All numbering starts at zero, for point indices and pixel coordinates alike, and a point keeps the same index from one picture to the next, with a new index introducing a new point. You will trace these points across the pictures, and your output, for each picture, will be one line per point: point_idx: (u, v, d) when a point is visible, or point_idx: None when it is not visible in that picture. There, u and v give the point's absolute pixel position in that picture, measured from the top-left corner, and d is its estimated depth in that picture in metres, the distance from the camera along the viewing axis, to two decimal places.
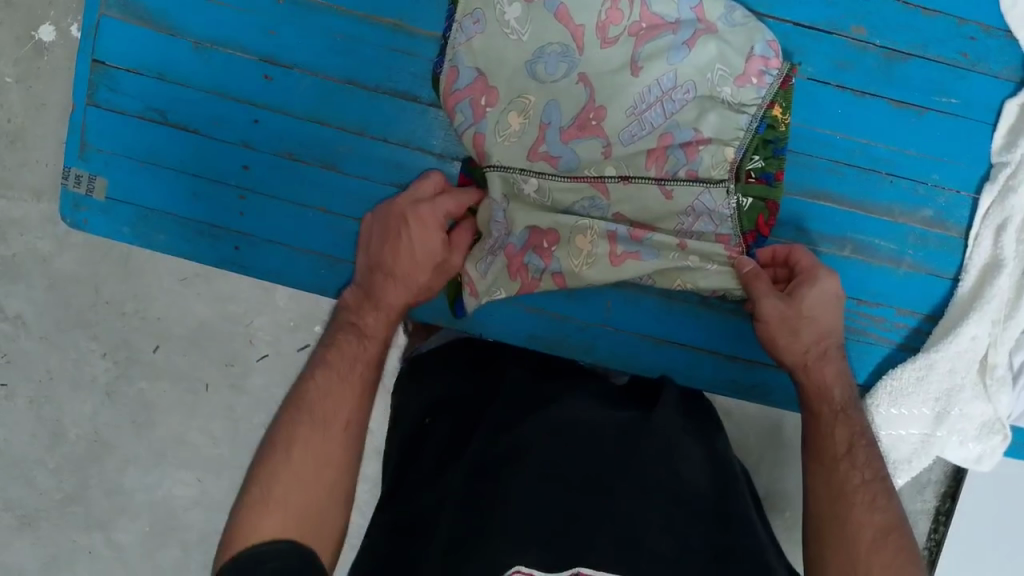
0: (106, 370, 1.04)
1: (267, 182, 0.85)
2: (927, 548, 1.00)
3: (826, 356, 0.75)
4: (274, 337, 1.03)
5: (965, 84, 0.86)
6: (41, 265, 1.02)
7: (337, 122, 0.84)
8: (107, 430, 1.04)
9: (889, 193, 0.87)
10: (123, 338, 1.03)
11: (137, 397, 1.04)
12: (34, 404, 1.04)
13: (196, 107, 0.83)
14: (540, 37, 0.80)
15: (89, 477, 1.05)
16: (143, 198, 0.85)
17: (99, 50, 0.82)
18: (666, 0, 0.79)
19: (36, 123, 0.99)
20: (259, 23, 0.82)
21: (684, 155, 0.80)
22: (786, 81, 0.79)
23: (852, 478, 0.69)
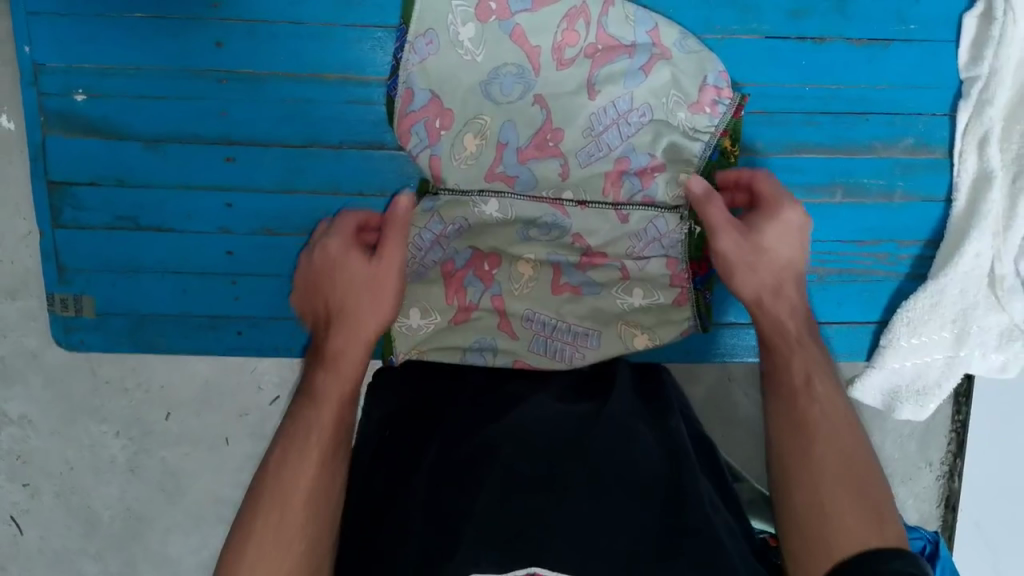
0: (123, 449, 1.01)
1: (255, 263, 0.84)
2: (954, 431, 1.02)
3: None
4: (280, 378, 1.00)
5: (919, 7, 0.85)
6: (32, 361, 0.97)
7: (308, 187, 0.83)
8: (140, 505, 1.02)
9: (869, 131, 0.87)
10: (133, 414, 1.00)
11: (161, 466, 1.01)
12: (60, 497, 1.01)
13: (166, 206, 0.82)
14: (496, 67, 0.79)
15: (134, 555, 1.04)
16: (135, 307, 0.84)
17: (52, 170, 0.80)
18: (622, 22, 0.80)
19: None
20: (206, 107, 0.80)
21: (639, 181, 0.82)
22: (738, 110, 0.81)
23: (821, 452, 0.60)
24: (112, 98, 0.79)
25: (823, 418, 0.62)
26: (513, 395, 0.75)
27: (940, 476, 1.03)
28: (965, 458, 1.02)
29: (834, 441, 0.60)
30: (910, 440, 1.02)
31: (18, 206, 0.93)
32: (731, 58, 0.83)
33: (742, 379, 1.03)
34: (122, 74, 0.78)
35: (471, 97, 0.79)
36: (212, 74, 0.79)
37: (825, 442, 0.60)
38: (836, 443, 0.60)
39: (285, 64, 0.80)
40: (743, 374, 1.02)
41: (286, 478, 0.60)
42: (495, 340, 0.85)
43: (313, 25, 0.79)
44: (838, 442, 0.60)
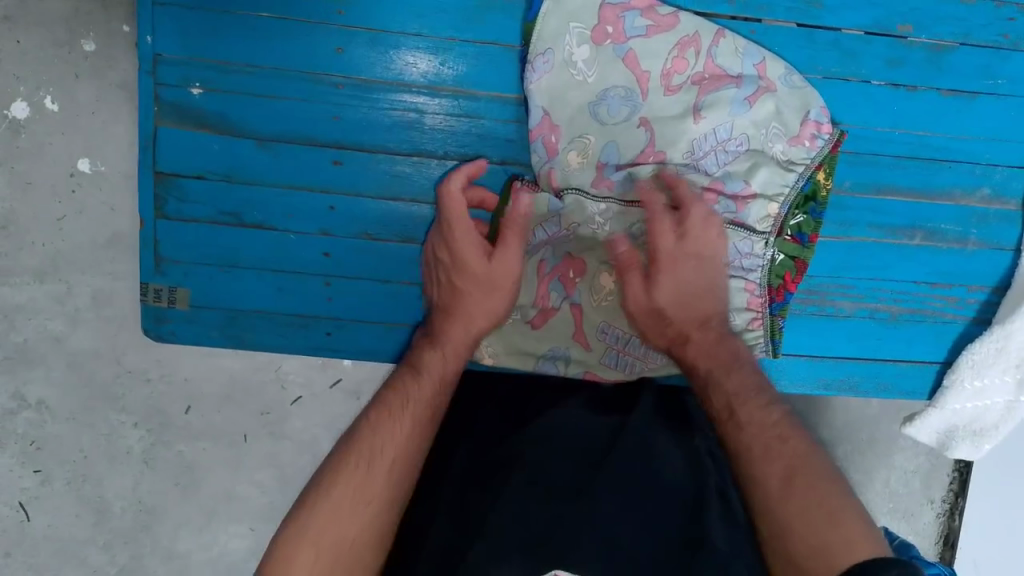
0: (140, 439, 1.00)
1: (351, 265, 0.85)
2: (956, 470, 1.07)
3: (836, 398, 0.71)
4: (305, 379, 1.02)
5: (1007, 63, 0.88)
6: (55, 346, 0.97)
7: (410, 196, 0.84)
8: (153, 498, 1.01)
9: (949, 178, 0.90)
10: (154, 405, 1.00)
11: (177, 459, 1.01)
12: (72, 485, 0.99)
13: (271, 204, 0.83)
14: (607, 88, 0.81)
15: (142, 547, 1.02)
16: (229, 301, 0.84)
17: (160, 160, 0.80)
18: (731, 54, 0.82)
19: (26, 205, 0.93)
20: (322, 110, 0.81)
21: (732, 205, 0.81)
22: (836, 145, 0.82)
23: (776, 470, 0.59)
24: (228, 95, 0.79)
25: (769, 436, 0.62)
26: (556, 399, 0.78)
27: (941, 515, 1.07)
28: (966, 499, 1.06)
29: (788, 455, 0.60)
30: (915, 476, 1.06)
31: (56, 189, 0.93)
32: (831, 98, 0.86)
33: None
34: (240, 72, 0.79)
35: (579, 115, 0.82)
36: (330, 79, 0.80)
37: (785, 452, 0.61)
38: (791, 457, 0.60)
39: (400, 75, 0.81)
40: None
41: (365, 473, 0.58)
42: (568, 350, 0.86)
43: (431, 39, 0.81)
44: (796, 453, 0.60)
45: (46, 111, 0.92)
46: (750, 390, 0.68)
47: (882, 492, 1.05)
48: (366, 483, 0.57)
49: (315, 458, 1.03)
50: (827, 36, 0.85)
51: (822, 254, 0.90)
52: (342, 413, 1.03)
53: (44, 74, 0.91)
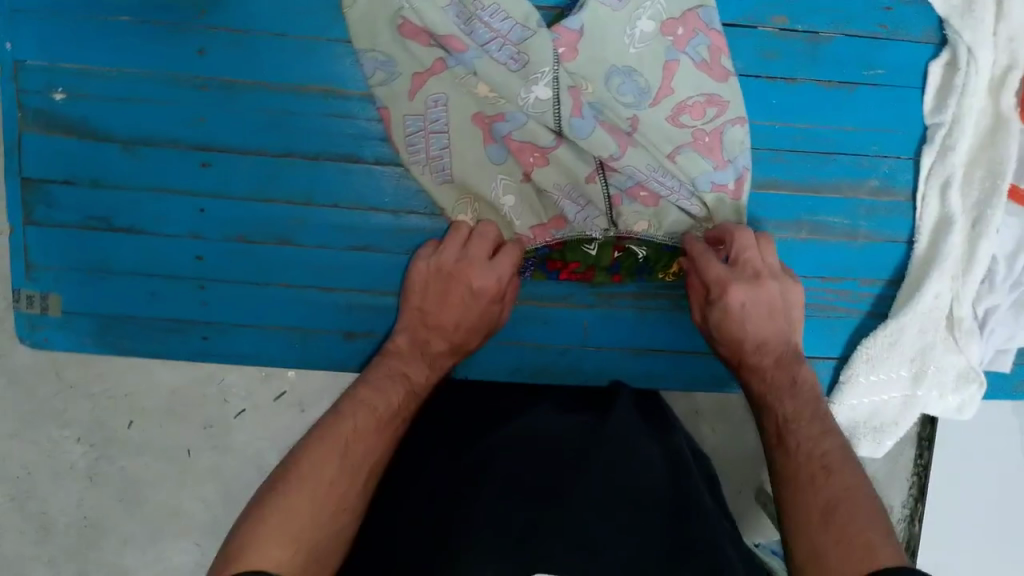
0: (84, 455, 0.98)
1: (223, 268, 0.84)
2: (916, 475, 1.01)
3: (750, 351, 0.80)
4: (247, 392, 0.99)
5: (888, 53, 0.87)
6: None
7: (282, 197, 0.83)
8: (97, 513, 0.99)
9: (835, 170, 0.89)
10: (95, 419, 0.97)
11: (121, 475, 0.98)
12: (16, 501, 0.97)
13: (139, 208, 0.82)
14: (525, 38, 0.79)
15: (87, 564, 1.00)
16: (102, 307, 0.84)
17: (26, 166, 0.80)
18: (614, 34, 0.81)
19: None
20: (186, 112, 0.80)
21: (625, 185, 0.84)
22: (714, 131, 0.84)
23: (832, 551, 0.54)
24: (92, 99, 0.79)
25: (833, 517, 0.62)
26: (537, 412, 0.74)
27: (900, 520, 1.02)
28: (925, 503, 1.01)
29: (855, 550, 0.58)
30: (873, 480, 1.01)
31: None
32: None
33: (707, 415, 1.00)
34: (104, 75, 0.79)
35: (496, 66, 0.79)
36: (193, 81, 0.80)
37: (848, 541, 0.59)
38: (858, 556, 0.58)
39: (264, 75, 0.80)
40: (711, 409, 1.00)
41: (298, 490, 0.63)
42: None
43: (296, 39, 0.80)
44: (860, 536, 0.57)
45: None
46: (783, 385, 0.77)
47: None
48: (329, 483, 0.64)
49: (260, 471, 1.00)
50: None
51: None
52: (287, 427, 1.00)
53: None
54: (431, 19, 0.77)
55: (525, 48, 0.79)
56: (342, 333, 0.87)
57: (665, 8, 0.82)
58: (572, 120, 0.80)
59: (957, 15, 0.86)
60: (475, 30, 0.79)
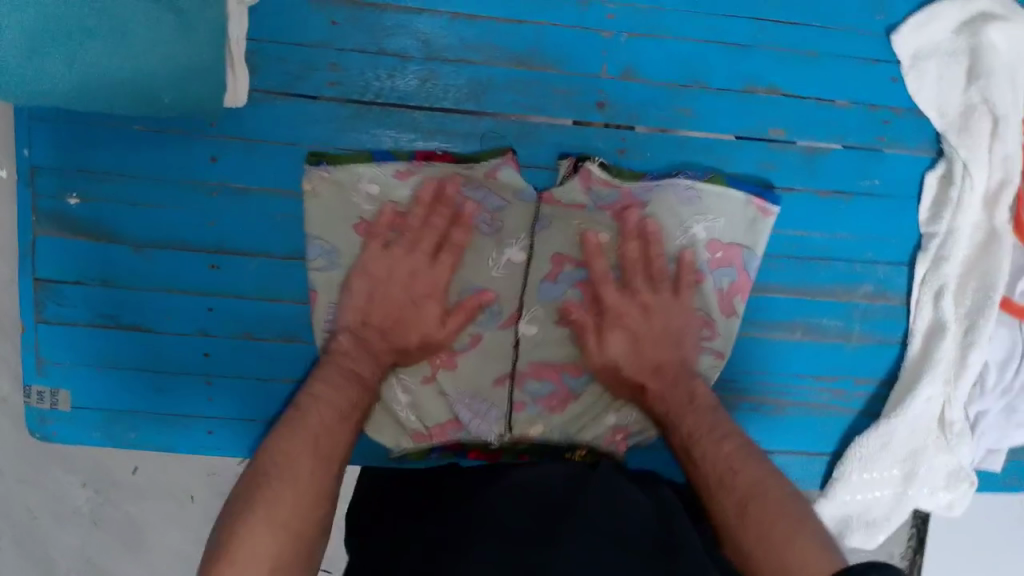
0: (88, 499, 0.99)
1: (230, 365, 0.86)
2: (915, 527, 1.02)
3: (736, 469, 0.69)
4: None
5: (886, 165, 0.89)
6: (1, 407, 0.95)
7: (290, 296, 0.85)
8: (100, 556, 1.00)
9: (830, 275, 0.91)
10: (100, 465, 0.98)
11: (124, 519, 1.00)
12: (17, 543, 0.99)
13: (148, 307, 0.83)
14: (501, 207, 0.84)
15: None
16: (110, 402, 0.85)
17: (38, 267, 0.82)
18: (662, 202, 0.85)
19: None
20: (198, 215, 0.82)
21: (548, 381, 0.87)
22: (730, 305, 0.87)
23: (750, 531, 0.63)
24: (104, 203, 0.81)
25: (760, 528, 0.63)
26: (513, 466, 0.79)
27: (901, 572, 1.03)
28: (924, 553, 1.02)
29: (757, 522, 0.64)
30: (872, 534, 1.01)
31: None
32: None
33: None
34: (115, 180, 0.81)
35: (472, 230, 0.84)
36: (205, 186, 0.82)
37: (773, 567, 0.60)
38: (764, 520, 0.63)
39: (275, 182, 0.83)
40: None
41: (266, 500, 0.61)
42: None
43: (305, 148, 0.82)
44: (747, 489, 0.67)
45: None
46: (745, 454, 0.70)
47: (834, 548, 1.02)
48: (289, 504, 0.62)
49: None
50: (700, 139, 0.86)
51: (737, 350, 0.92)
52: None
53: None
54: (399, 191, 0.83)
55: (501, 215, 0.85)
56: None
57: (720, 227, 0.86)
58: (543, 284, 0.85)
59: (954, 129, 0.88)
60: (452, 201, 0.83)
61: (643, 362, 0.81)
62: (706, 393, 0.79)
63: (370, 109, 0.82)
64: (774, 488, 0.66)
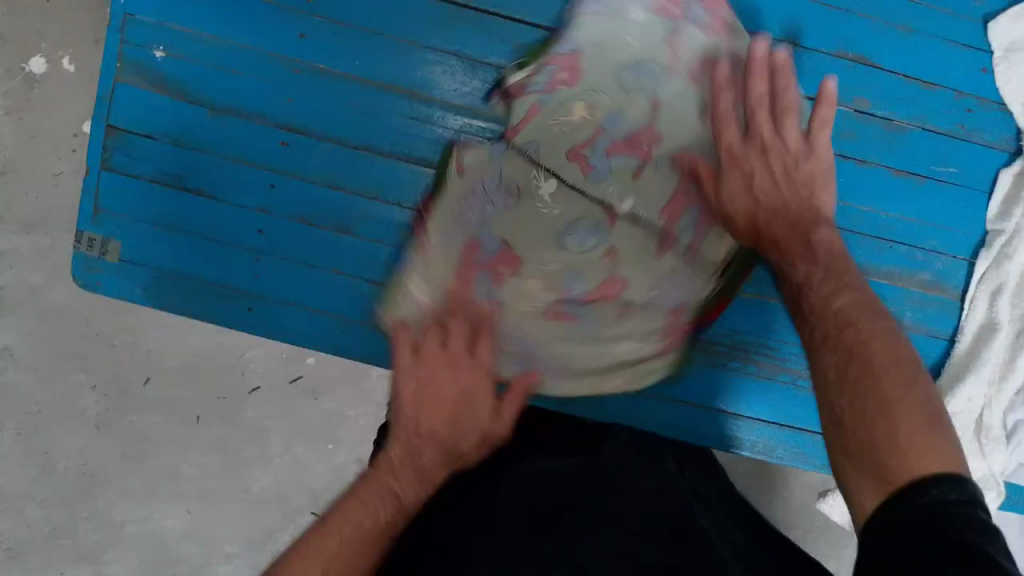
0: (96, 404, 1.02)
1: (281, 245, 0.86)
2: None
3: (851, 324, 0.60)
4: (265, 369, 1.05)
5: (961, 152, 0.89)
6: (29, 297, 1.02)
7: (350, 187, 0.86)
8: (98, 463, 1.02)
9: (892, 257, 0.89)
10: (114, 371, 1.03)
11: (127, 429, 1.03)
12: (21, 436, 1.01)
13: (212, 172, 0.84)
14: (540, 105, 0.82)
15: (79, 510, 1.02)
16: (158, 262, 0.86)
17: (113, 114, 0.83)
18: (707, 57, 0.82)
19: (26, 156, 1.02)
20: (278, 90, 0.84)
21: (692, 222, 0.81)
22: (822, 147, 0.79)
23: (844, 401, 0.56)
24: (190, 62, 0.83)
25: (855, 368, 0.56)
26: (525, 458, 0.72)
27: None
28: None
29: (854, 381, 0.56)
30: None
31: (58, 146, 1.02)
32: None
33: None
34: (205, 41, 0.83)
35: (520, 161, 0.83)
36: (289, 62, 0.84)
37: (870, 402, 0.54)
38: (865, 378, 0.56)
39: (359, 71, 0.85)
40: None
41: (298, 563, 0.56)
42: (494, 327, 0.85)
43: (392, 40, 0.85)
44: (857, 342, 0.58)
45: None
46: (867, 302, 0.62)
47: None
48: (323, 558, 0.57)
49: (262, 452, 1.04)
50: None
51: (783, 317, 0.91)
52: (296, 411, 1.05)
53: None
54: (456, 175, 0.83)
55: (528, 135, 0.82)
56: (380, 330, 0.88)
57: None
58: (591, 167, 0.82)
59: None
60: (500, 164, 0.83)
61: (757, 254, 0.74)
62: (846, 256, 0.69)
63: (464, 12, 0.85)
64: (895, 349, 0.57)
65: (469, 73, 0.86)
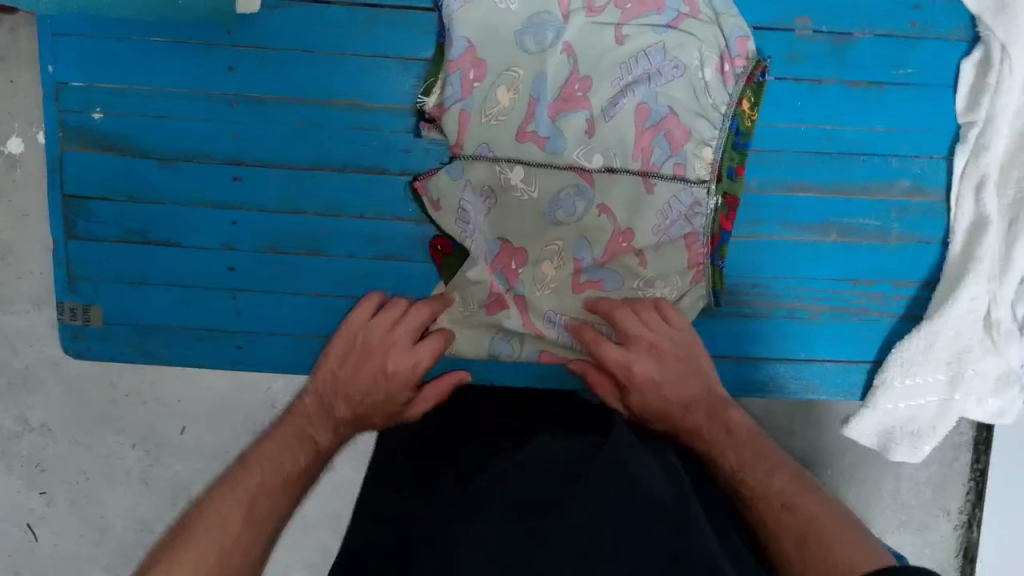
0: (138, 459, 1.02)
1: (256, 279, 0.87)
2: (972, 480, 1.03)
3: (772, 471, 0.67)
4: (297, 397, 1.01)
5: (916, 52, 0.86)
6: (53, 369, 0.99)
7: (311, 208, 0.87)
8: (149, 517, 1.03)
9: (864, 171, 0.88)
10: (148, 425, 1.01)
11: (172, 480, 1.02)
12: (75, 504, 1.02)
13: (173, 220, 0.85)
14: (480, 103, 0.83)
15: (142, 563, 1.03)
16: (140, 318, 0.87)
17: (66, 182, 0.84)
18: (641, 30, 0.84)
19: (21, 237, 0.96)
20: (219, 128, 0.84)
21: (668, 146, 0.84)
22: (751, 78, 0.84)
23: (790, 540, 0.59)
24: (129, 117, 0.83)
25: (795, 535, 0.60)
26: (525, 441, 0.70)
27: (958, 527, 1.04)
28: (983, 508, 1.03)
29: (797, 527, 0.60)
30: (927, 487, 1.03)
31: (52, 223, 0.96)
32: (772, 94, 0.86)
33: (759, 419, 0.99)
34: (138, 93, 0.83)
35: (478, 164, 0.85)
36: (223, 97, 0.84)
37: (813, 553, 0.57)
38: (804, 526, 0.60)
39: (294, 91, 0.84)
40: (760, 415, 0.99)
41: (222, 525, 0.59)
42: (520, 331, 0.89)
43: (320, 54, 0.84)
44: (803, 524, 0.60)
45: (38, 142, 0.95)
46: (752, 459, 0.70)
47: (891, 505, 1.02)
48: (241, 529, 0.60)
49: None
50: None
51: (769, 250, 0.89)
52: None
53: (38, 110, 0.94)
54: (442, 187, 0.85)
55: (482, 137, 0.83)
56: None
57: (709, 52, 0.84)
58: (545, 143, 0.84)
59: (989, 11, 0.84)
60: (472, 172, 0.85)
61: (668, 401, 0.80)
62: (742, 421, 0.76)
63: (383, 12, 0.84)
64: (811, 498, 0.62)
65: (404, 71, 0.85)
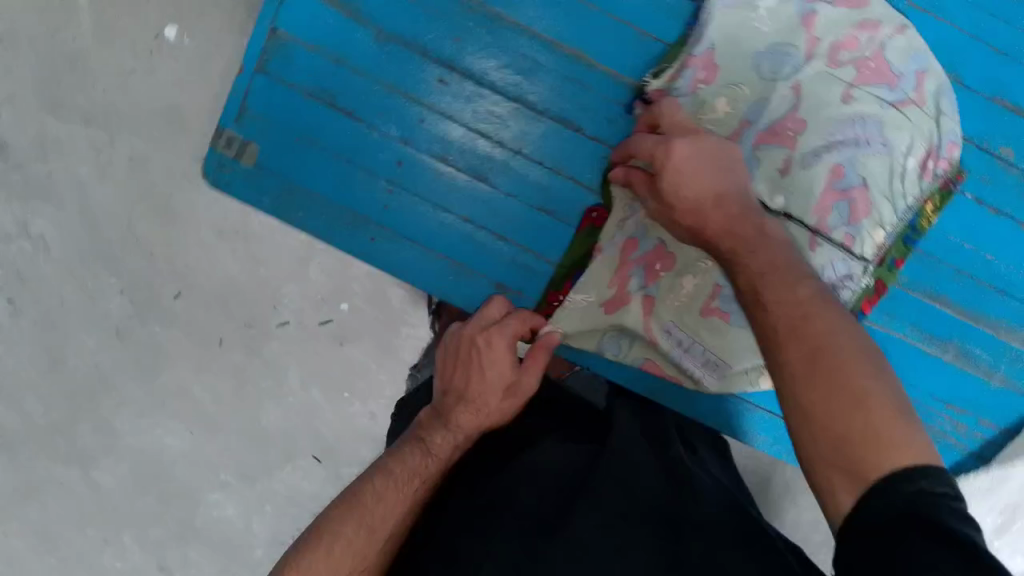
0: (119, 307, 1.06)
1: (417, 183, 0.89)
2: None
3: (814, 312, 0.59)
4: (298, 307, 1.08)
5: None
6: (77, 189, 1.03)
7: (499, 137, 0.88)
8: (108, 367, 1.07)
9: (999, 308, 0.91)
10: (147, 280, 1.06)
11: (149, 340, 1.07)
12: (39, 325, 1.06)
13: (365, 95, 0.86)
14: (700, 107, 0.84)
15: (79, 412, 1.08)
16: (291, 174, 0.88)
17: (280, 17, 0.84)
18: (869, 99, 0.83)
19: (102, 49, 1.01)
20: (448, 27, 0.85)
21: (847, 215, 0.82)
22: (947, 183, 0.86)
23: (811, 366, 0.56)
24: None
25: (794, 320, 0.59)
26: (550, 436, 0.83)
27: None
28: None
29: (830, 358, 0.55)
30: None
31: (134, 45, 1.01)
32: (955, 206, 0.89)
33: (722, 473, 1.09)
34: None
35: None
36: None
37: (831, 366, 0.55)
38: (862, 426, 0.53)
39: (533, 22, 0.85)
40: None
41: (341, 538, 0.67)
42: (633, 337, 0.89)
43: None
44: (827, 349, 0.56)
45: None
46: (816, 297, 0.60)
47: None
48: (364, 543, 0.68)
49: (277, 384, 1.09)
50: None
51: (893, 348, 0.92)
52: (320, 351, 1.09)
53: None
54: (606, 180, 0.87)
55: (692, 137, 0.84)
56: (494, 282, 0.92)
57: (919, 143, 0.84)
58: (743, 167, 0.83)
59: None
60: None
61: (702, 190, 0.67)
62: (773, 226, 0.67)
63: None
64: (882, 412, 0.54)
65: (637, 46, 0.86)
